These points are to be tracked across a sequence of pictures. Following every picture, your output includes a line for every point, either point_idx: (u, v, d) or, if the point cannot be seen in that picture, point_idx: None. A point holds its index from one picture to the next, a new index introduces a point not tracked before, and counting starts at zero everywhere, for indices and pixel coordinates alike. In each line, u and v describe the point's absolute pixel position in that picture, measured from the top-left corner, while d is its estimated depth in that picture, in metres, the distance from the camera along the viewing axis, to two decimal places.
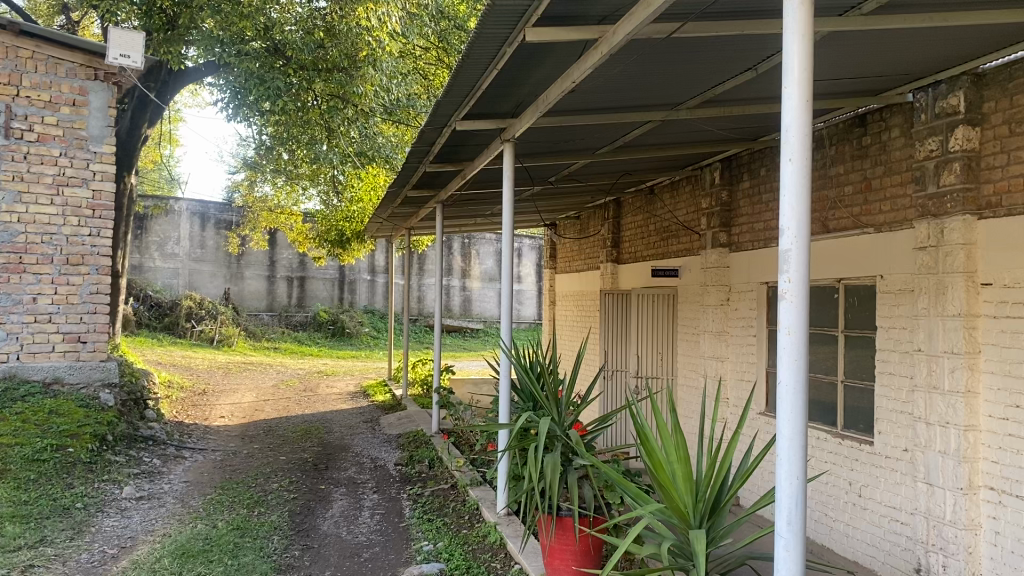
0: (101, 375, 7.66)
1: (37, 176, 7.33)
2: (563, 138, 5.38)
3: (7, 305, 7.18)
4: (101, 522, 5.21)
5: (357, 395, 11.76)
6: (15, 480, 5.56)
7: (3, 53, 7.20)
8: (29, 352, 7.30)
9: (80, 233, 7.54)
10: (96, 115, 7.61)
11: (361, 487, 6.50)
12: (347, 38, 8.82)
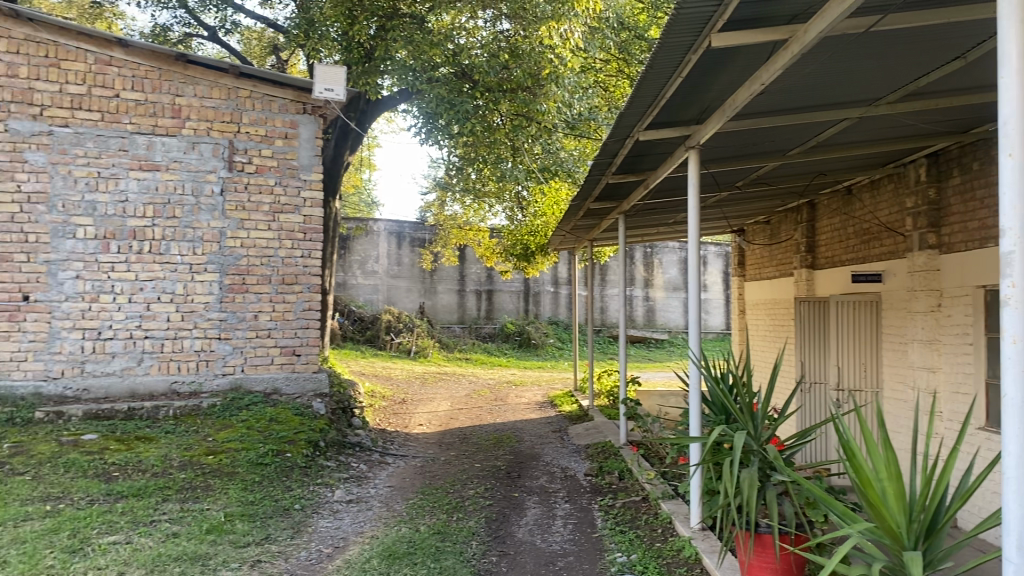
0: (313, 386, 8.26)
1: (256, 205, 8.04)
2: (752, 141, 5.24)
3: (233, 322, 7.91)
4: (317, 523, 5.60)
5: (546, 405, 11.93)
6: (243, 481, 6.12)
7: (226, 94, 7.98)
8: (251, 364, 8.00)
9: (294, 255, 8.19)
10: (305, 146, 8.25)
11: (553, 496, 6.60)
12: (531, 57, 8.93)
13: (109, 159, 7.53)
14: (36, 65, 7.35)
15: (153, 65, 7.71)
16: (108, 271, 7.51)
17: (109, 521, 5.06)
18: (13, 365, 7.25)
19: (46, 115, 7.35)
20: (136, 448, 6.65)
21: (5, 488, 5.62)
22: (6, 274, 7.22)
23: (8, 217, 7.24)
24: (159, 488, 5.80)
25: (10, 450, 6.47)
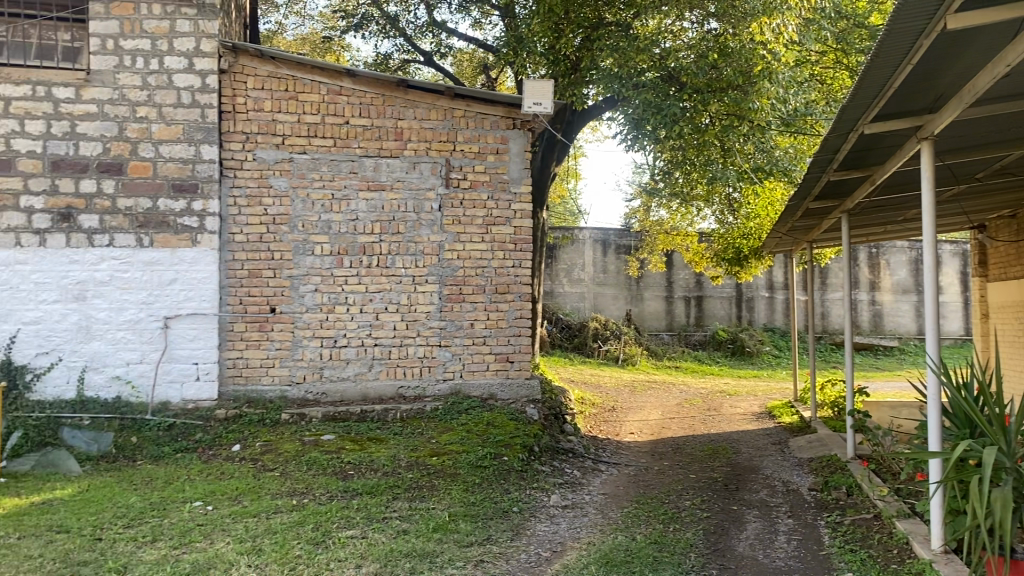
0: (527, 392, 8.47)
1: (470, 218, 8.38)
2: (994, 128, 4.78)
3: (452, 330, 8.30)
4: (535, 526, 5.71)
5: (763, 416, 11.48)
6: (465, 483, 6.39)
7: (443, 115, 8.38)
8: (469, 370, 8.34)
9: (506, 265, 8.44)
10: (515, 160, 8.49)
11: (775, 510, 6.33)
12: (741, 55, 8.67)
13: (341, 182, 8.14)
14: (277, 99, 8.08)
15: (377, 92, 8.25)
16: (342, 284, 8.11)
17: (346, 516, 5.46)
18: (262, 371, 7.97)
19: (287, 144, 8.06)
20: (368, 449, 7.15)
21: (259, 483, 6.23)
22: (256, 289, 7.96)
23: (257, 237, 7.98)
24: (389, 487, 6.18)
25: (262, 448, 7.17)
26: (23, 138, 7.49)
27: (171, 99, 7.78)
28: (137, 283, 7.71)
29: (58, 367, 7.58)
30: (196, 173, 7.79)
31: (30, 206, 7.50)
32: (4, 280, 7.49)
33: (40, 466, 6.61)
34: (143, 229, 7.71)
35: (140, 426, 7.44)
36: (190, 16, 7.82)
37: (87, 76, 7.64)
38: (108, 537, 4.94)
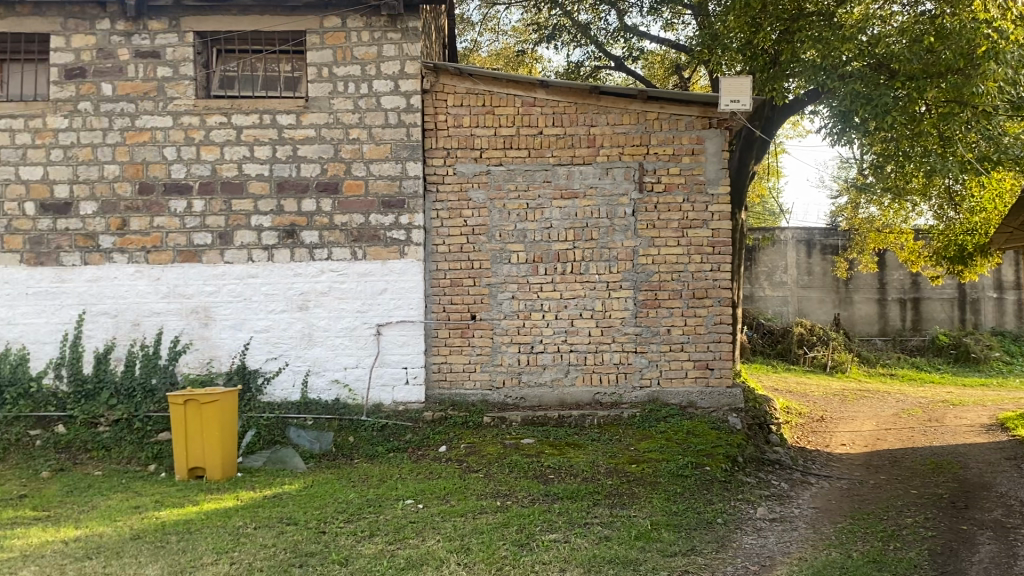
0: (729, 400, 8.27)
1: (666, 222, 8.29)
2: None
3: (648, 336, 8.26)
4: (741, 539, 5.49)
5: (994, 428, 10.49)
6: (666, 492, 6.30)
7: (636, 118, 8.34)
8: (667, 377, 8.27)
9: (704, 269, 8.28)
10: (712, 161, 8.29)
11: (1012, 533, 5.75)
12: (961, 36, 7.87)
13: (536, 191, 8.32)
14: (475, 114, 8.38)
15: (571, 100, 8.34)
16: (539, 291, 8.28)
17: (549, 520, 5.54)
18: (465, 375, 8.27)
19: (485, 157, 8.34)
20: (567, 454, 7.22)
21: (464, 483, 6.47)
22: (459, 297, 8.28)
23: (458, 247, 8.30)
24: (589, 493, 6.20)
25: (466, 449, 7.45)
26: (253, 163, 8.22)
27: (379, 120, 8.26)
28: (352, 293, 8.22)
29: (285, 371, 8.24)
30: (402, 188, 8.22)
31: (260, 224, 8.20)
32: (239, 292, 8.21)
33: (271, 461, 7.23)
34: (356, 242, 8.22)
35: (356, 427, 7.95)
36: (395, 40, 8.26)
37: (306, 103, 8.26)
38: (331, 531, 5.30)
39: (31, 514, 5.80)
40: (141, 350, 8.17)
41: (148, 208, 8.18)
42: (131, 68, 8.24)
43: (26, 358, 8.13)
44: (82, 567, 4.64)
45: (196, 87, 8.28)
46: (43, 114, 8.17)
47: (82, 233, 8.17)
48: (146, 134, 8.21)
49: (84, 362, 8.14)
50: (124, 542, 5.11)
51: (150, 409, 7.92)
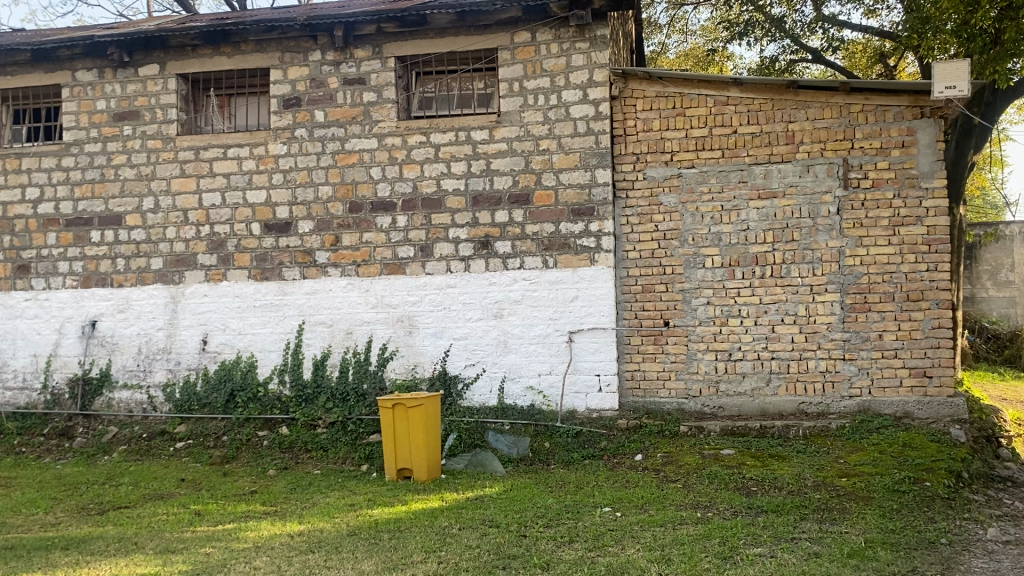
0: (950, 411, 7.65)
1: (874, 220, 7.82)
2: None
3: (857, 342, 7.82)
4: (970, 562, 5.01)
5: None
6: (881, 508, 5.91)
7: (838, 112, 7.94)
8: (879, 386, 7.79)
9: (919, 269, 7.73)
10: (925, 152, 7.74)
11: None
12: None
13: (730, 193, 8.10)
14: (665, 117, 8.30)
15: (766, 97, 8.07)
16: (735, 296, 8.05)
17: (753, 533, 5.35)
18: (660, 383, 8.18)
19: (676, 160, 8.24)
20: (770, 465, 6.96)
21: (663, 493, 6.39)
22: (651, 303, 8.21)
23: (651, 253, 8.23)
24: (796, 506, 5.94)
25: (663, 458, 7.36)
26: (450, 178, 8.56)
27: (569, 129, 8.36)
28: (545, 301, 8.35)
29: (483, 377, 8.49)
30: (593, 196, 8.26)
31: (457, 237, 8.52)
32: (440, 302, 8.56)
33: (472, 464, 7.47)
34: (549, 251, 8.35)
35: (552, 433, 8.05)
36: (584, 49, 8.34)
37: (499, 118, 8.51)
38: (532, 535, 5.40)
39: (261, 509, 6.34)
40: (353, 356, 8.70)
41: (357, 225, 8.73)
42: (340, 95, 8.83)
43: (255, 364, 8.87)
44: (307, 559, 5.00)
45: (398, 109, 8.75)
46: (265, 142, 8.93)
47: (300, 250, 8.83)
48: (354, 156, 8.76)
49: (304, 369, 8.77)
50: (342, 538, 5.46)
51: (362, 412, 8.42)
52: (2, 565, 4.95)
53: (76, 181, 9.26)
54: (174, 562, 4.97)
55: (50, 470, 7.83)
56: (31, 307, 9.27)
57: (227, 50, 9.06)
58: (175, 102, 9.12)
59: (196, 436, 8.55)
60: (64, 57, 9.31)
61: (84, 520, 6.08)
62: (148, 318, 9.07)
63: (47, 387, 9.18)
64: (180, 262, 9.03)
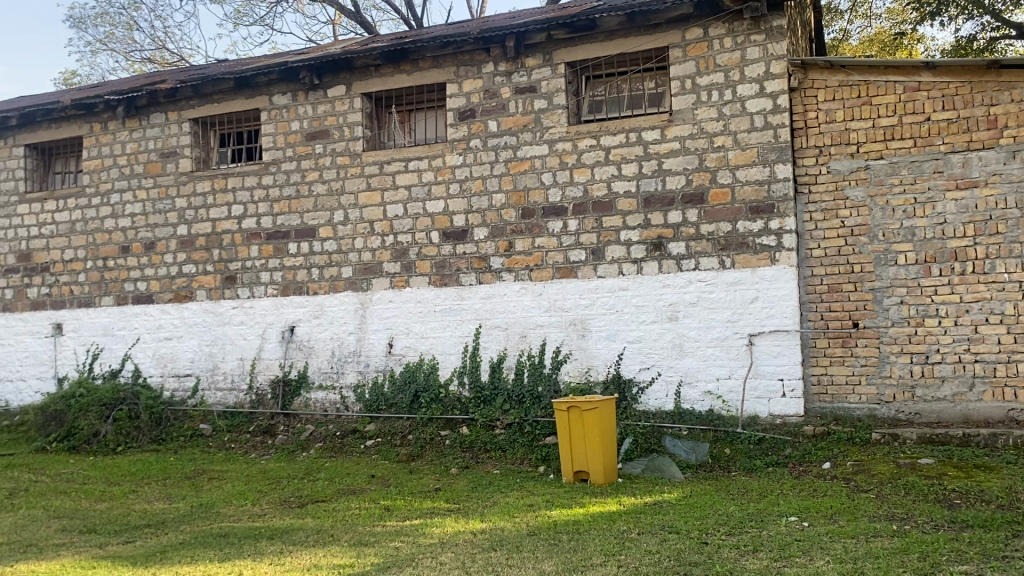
0: None
1: None
2: None
3: None
4: None
5: None
6: None
7: None
8: None
9: None
10: None
11: None
12: None
13: (924, 184, 7.61)
14: (850, 107, 7.93)
15: (963, 80, 7.55)
16: (932, 295, 7.54)
17: (957, 549, 4.96)
18: (848, 388, 7.77)
19: (863, 152, 7.85)
20: (976, 477, 6.43)
21: (854, 503, 6.06)
22: (837, 303, 7.83)
23: (836, 251, 7.87)
24: (1007, 522, 5.45)
25: (854, 467, 6.98)
26: (621, 180, 8.53)
27: (744, 125, 8.12)
28: (722, 303, 8.14)
29: (659, 380, 8.38)
30: (771, 193, 7.98)
31: (629, 239, 8.48)
32: (613, 305, 8.55)
33: (649, 468, 7.40)
34: (725, 251, 8.13)
35: (733, 439, 7.83)
36: (759, 42, 8.09)
37: (670, 117, 8.40)
38: (714, 542, 5.28)
39: (445, 506, 6.57)
40: (529, 359, 8.85)
41: (530, 230, 8.88)
42: (512, 104, 9.03)
43: (436, 366, 9.22)
44: (489, 557, 5.13)
45: (569, 114, 8.84)
46: (442, 153, 9.27)
47: (476, 256, 9.09)
48: (526, 163, 8.92)
49: (482, 370, 9.01)
50: (522, 537, 5.56)
51: (538, 414, 8.53)
52: (218, 551, 5.41)
53: (274, 197, 10.00)
54: (367, 555, 5.25)
55: (256, 465, 8.49)
56: (237, 314, 10.08)
57: (407, 67, 9.49)
58: (360, 120, 9.66)
59: (384, 434, 8.99)
60: (263, 83, 10.08)
61: (286, 512, 6.54)
62: (339, 323, 9.65)
63: (252, 388, 9.95)
64: (367, 270, 9.54)
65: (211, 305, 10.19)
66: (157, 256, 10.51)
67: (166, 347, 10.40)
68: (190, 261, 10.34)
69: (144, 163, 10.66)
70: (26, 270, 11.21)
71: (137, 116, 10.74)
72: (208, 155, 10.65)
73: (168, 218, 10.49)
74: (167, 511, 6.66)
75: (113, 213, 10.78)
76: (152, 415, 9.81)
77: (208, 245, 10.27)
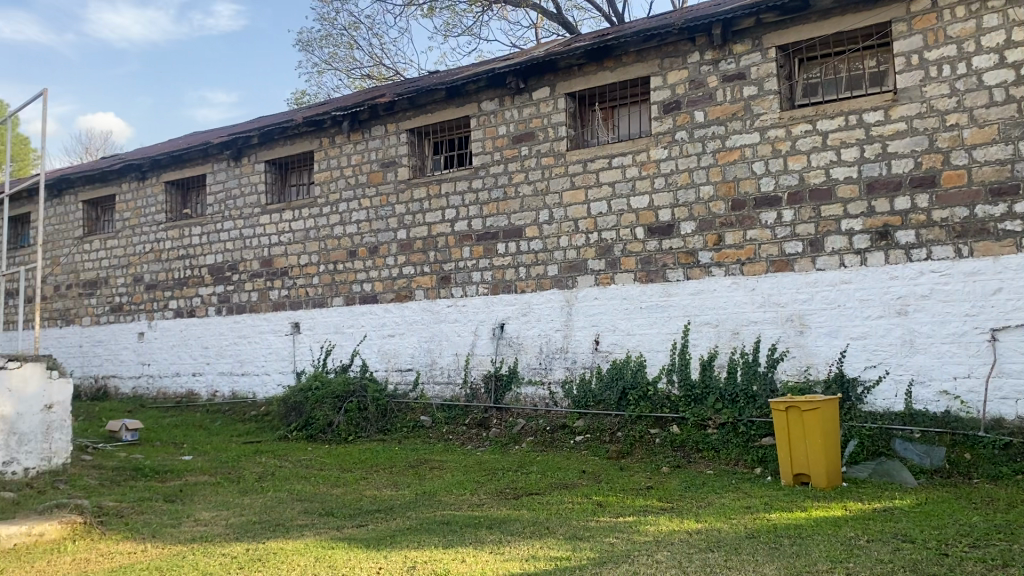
0: None
1: None
2: None
3: None
4: None
5: None
6: None
7: None
8: None
9: None
10: None
11: None
12: None
13: None
14: None
15: None
16: None
17: None
18: None
19: None
20: None
21: None
22: None
23: None
24: None
25: None
26: (840, 166, 8.08)
27: (982, 100, 7.44)
28: (959, 295, 7.49)
29: (886, 379, 7.85)
30: (1015, 173, 7.25)
31: (851, 228, 8.00)
32: (832, 299, 8.11)
33: (877, 473, 6.95)
34: (961, 238, 7.48)
35: (973, 443, 7.18)
36: (998, 8, 7.42)
37: (895, 96, 7.84)
38: (955, 554, 4.87)
39: (658, 504, 6.52)
40: (742, 357, 8.57)
41: (741, 223, 8.61)
42: (720, 93, 8.81)
43: (644, 364, 9.15)
44: (707, 558, 5.03)
45: (780, 100, 8.49)
46: (647, 148, 9.21)
47: (684, 251, 8.94)
48: (736, 153, 8.68)
49: (691, 368, 8.84)
50: (741, 539, 5.41)
51: (753, 414, 8.24)
52: (442, 538, 5.69)
53: (484, 200, 10.36)
54: (583, 549, 5.32)
55: (472, 456, 8.83)
56: (452, 312, 10.54)
57: (610, 64, 9.51)
58: (565, 119, 9.79)
59: (593, 430, 9.05)
60: (472, 91, 10.48)
61: (503, 503, 6.76)
62: (547, 320, 9.83)
63: (467, 382, 10.36)
64: (573, 268, 9.65)
65: (429, 304, 10.73)
66: (380, 260, 11.21)
67: (389, 344, 11.06)
68: (409, 263, 10.94)
69: (367, 173, 11.40)
70: (268, 275, 12.33)
71: (359, 130, 11.51)
72: (423, 163, 11.22)
73: (388, 224, 11.16)
74: (395, 498, 7.09)
75: (341, 220, 11.62)
76: (378, 407, 10.48)
77: (425, 248, 10.81)
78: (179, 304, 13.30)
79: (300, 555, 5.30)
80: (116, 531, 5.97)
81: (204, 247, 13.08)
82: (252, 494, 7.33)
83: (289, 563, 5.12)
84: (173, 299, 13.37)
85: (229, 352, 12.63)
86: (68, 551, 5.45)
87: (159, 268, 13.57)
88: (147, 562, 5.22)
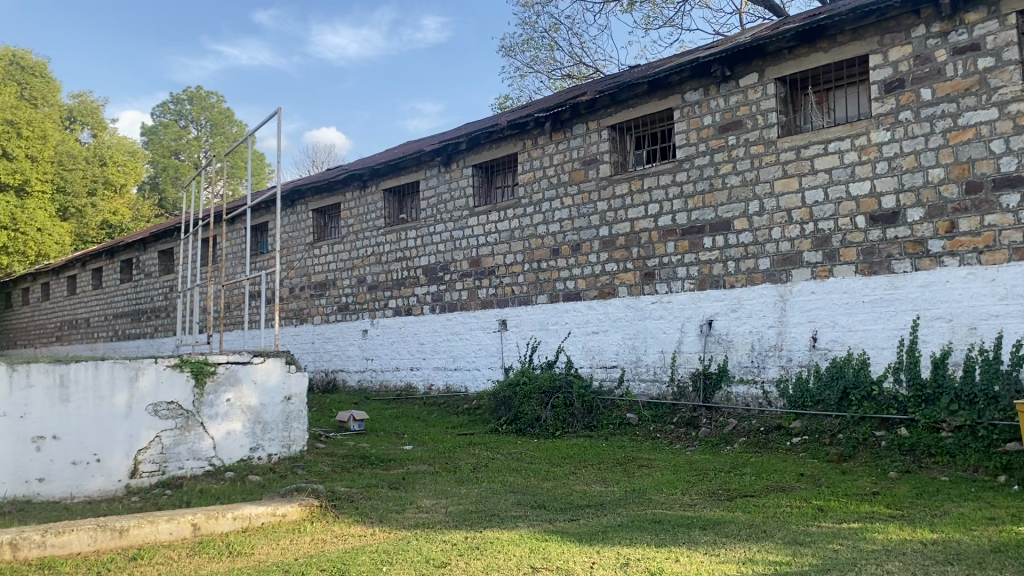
0: None
1: None
2: None
3: None
4: None
5: None
6: None
7: None
8: None
9: None
10: None
11: None
12: None
13: None
14: None
15: None
16: None
17: None
18: None
19: None
20: None
21: None
22: None
23: None
24: None
25: None
26: None
27: None
28: None
29: None
30: None
31: None
32: None
33: None
34: None
35: None
36: None
37: None
38: None
39: (887, 511, 6.11)
40: (981, 354, 7.83)
41: (977, 207, 7.89)
42: (950, 67, 8.14)
43: (867, 362, 8.60)
44: (946, 571, 4.65)
45: (1023, 70, 7.72)
46: (866, 131, 8.67)
47: (911, 240, 8.31)
48: (970, 131, 7.98)
49: (922, 367, 8.20)
50: (985, 553, 4.94)
51: (996, 416, 7.52)
52: (656, 536, 5.65)
53: (689, 193, 10.16)
54: (805, 555, 5.08)
55: (682, 455, 8.69)
56: (658, 308, 10.43)
57: (823, 44, 9.03)
58: (775, 106, 9.42)
59: (811, 432, 8.62)
60: (675, 83, 10.32)
61: (717, 505, 6.60)
62: (760, 316, 9.48)
63: (674, 380, 10.21)
64: (787, 261, 9.25)
65: (633, 301, 10.68)
66: (583, 257, 11.30)
67: (594, 340, 11.12)
68: (612, 259, 10.94)
69: (570, 172, 11.53)
70: (476, 274, 12.79)
71: (562, 129, 11.67)
72: (625, 158, 11.17)
73: (591, 221, 11.23)
74: (605, 494, 7.13)
75: (545, 219, 11.84)
76: (584, 403, 10.57)
77: (629, 244, 10.76)
78: (397, 303, 14.11)
79: (515, 546, 5.45)
80: (348, 515, 6.43)
81: (419, 249, 13.79)
82: (469, 484, 7.64)
83: (505, 553, 5.27)
84: (392, 298, 14.21)
85: (443, 348, 13.23)
86: (307, 531, 5.94)
87: (379, 270, 14.47)
88: (376, 545, 5.58)
